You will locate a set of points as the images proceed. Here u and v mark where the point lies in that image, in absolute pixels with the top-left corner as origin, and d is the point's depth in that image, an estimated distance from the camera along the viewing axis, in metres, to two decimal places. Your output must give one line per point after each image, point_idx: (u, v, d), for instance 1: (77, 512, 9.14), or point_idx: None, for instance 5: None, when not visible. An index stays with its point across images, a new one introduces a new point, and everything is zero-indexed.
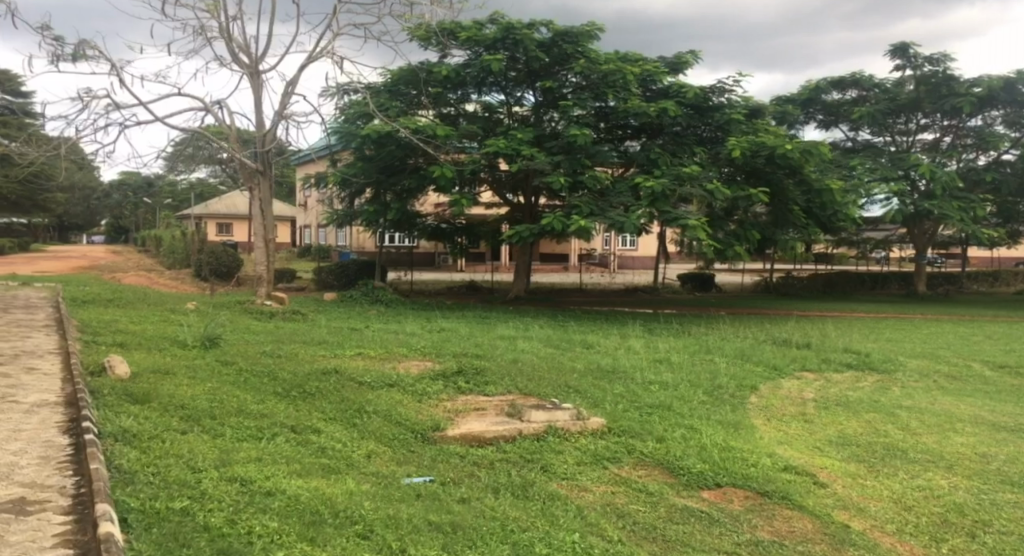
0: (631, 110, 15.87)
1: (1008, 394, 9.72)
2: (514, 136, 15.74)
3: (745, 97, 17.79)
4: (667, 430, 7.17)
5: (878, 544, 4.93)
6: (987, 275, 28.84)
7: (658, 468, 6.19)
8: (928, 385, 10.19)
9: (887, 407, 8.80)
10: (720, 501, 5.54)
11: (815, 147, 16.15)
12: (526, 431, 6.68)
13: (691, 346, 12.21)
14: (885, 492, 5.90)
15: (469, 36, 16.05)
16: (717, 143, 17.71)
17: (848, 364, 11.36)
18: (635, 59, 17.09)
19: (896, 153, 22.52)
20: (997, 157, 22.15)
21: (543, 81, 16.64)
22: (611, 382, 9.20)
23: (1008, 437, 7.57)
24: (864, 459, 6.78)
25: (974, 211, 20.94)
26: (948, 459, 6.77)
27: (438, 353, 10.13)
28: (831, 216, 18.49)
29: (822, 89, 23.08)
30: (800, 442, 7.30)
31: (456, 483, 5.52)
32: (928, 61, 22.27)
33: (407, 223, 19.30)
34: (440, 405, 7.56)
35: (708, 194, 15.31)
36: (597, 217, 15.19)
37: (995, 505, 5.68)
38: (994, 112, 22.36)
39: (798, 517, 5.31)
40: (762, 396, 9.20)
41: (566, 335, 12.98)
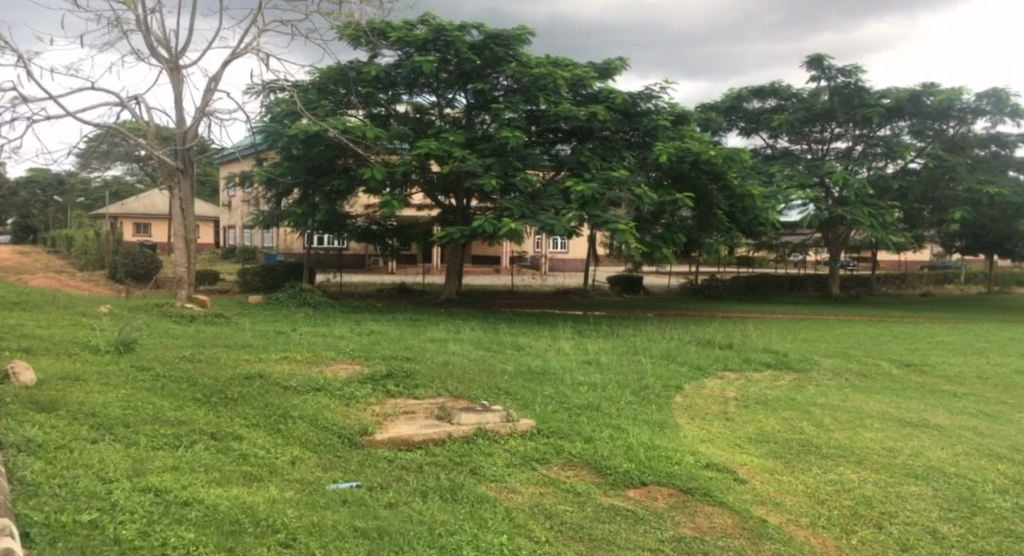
0: (562, 114, 16.04)
1: (913, 390, 10.29)
2: (445, 138, 15.70)
3: (671, 104, 18.26)
4: (595, 430, 7.28)
5: (793, 537, 5.13)
6: (895, 278, 30.40)
7: (585, 468, 6.28)
8: (841, 383, 10.68)
9: (803, 404, 9.18)
10: (645, 499, 5.66)
11: (737, 154, 16.69)
12: (456, 434, 6.66)
13: (619, 347, 12.45)
14: (800, 487, 6.15)
15: (399, 36, 15.91)
16: (645, 148, 18.10)
17: (767, 363, 11.78)
18: (565, 63, 17.29)
19: (813, 161, 23.50)
20: (904, 166, 23.30)
21: (475, 83, 16.65)
22: (541, 383, 9.30)
23: (913, 432, 8.01)
24: (781, 455, 7.04)
25: (884, 218, 22.04)
26: (858, 454, 7.11)
27: (367, 356, 10.03)
28: (752, 220, 19.15)
29: (744, 98, 23.91)
30: (722, 439, 7.54)
31: (385, 488, 5.47)
32: (841, 73, 23.28)
33: (337, 225, 19.01)
34: (369, 409, 7.47)
35: (636, 198, 15.62)
36: (528, 219, 15.31)
37: (900, 497, 5.99)
38: (901, 123, 23.50)
39: (719, 513, 5.47)
40: (687, 396, 9.45)
41: (497, 336, 13.03)
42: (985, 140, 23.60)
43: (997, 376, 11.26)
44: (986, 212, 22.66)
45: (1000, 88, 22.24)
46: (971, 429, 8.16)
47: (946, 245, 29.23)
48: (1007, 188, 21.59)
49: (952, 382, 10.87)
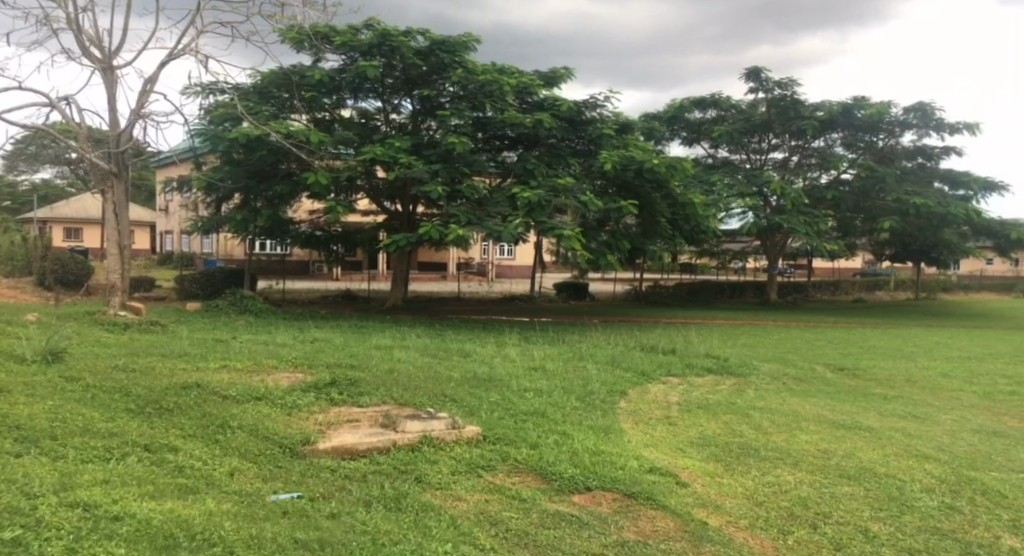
0: (508, 121, 16.10)
1: (846, 393, 10.64)
2: (391, 144, 15.59)
3: (616, 113, 18.54)
4: (541, 436, 7.32)
5: (732, 539, 5.25)
6: (829, 284, 31.44)
7: (531, 474, 6.30)
8: (778, 387, 10.98)
9: (743, 408, 9.40)
10: (589, 504, 5.71)
11: (679, 163, 17.02)
12: (400, 442, 6.60)
13: (565, 353, 12.54)
14: (740, 489, 6.29)
15: (343, 41, 15.73)
16: (590, 156, 18.33)
17: (709, 368, 12.03)
18: (511, 71, 17.38)
19: (752, 170, 24.15)
20: (837, 176, 24.11)
21: (420, 89, 16.59)
22: (487, 390, 9.28)
23: (846, 434, 8.28)
24: (721, 458, 7.19)
25: (819, 226, 22.76)
26: (795, 455, 7.32)
27: (310, 364, 9.86)
28: (694, 227, 19.56)
29: (685, 108, 24.45)
30: (665, 443, 7.66)
31: (327, 498, 5.38)
32: (778, 85, 23.99)
33: (279, 231, 18.67)
34: (312, 418, 7.34)
35: (581, 205, 15.78)
36: (474, 226, 15.30)
37: (834, 497, 6.18)
38: (834, 135, 24.43)
39: (661, 516, 5.55)
40: (631, 401, 9.57)
41: (443, 343, 12.98)
42: (912, 152, 24.60)
43: (923, 379, 11.74)
44: (913, 222, 23.60)
45: (925, 102, 23.20)
46: (899, 430, 8.49)
47: (877, 253, 30.34)
48: (932, 199, 22.52)
49: (882, 385, 11.28)
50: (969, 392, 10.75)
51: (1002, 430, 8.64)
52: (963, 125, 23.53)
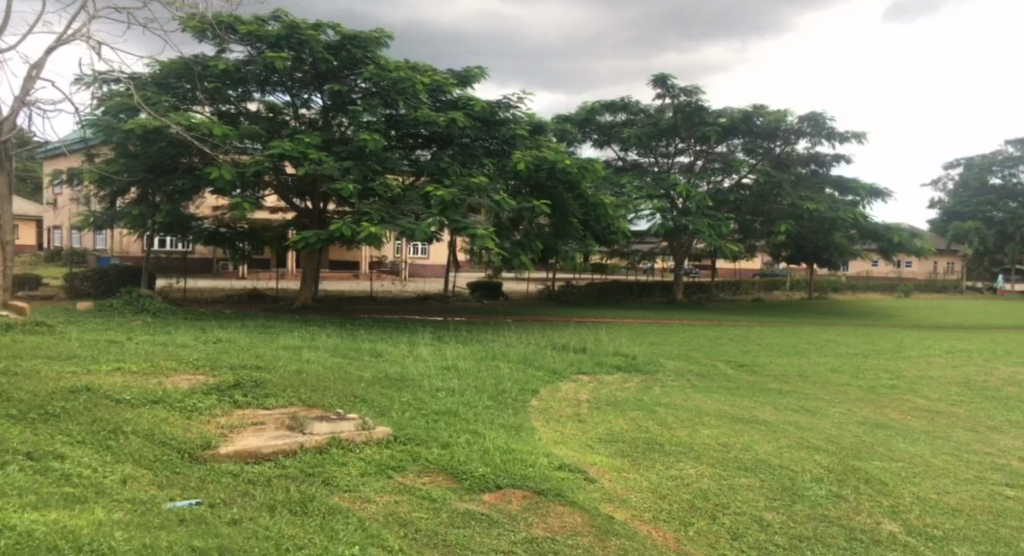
0: (421, 119, 15.98)
1: (745, 389, 11.12)
2: (300, 139, 15.21)
3: (529, 114, 18.73)
4: (452, 435, 7.31)
5: (636, 532, 5.40)
6: (732, 285, 32.74)
7: (441, 474, 6.28)
8: (683, 384, 11.37)
9: (649, 405, 9.68)
10: (499, 502, 5.75)
11: (590, 164, 17.33)
12: (308, 444, 6.45)
13: (477, 353, 12.56)
14: (644, 483, 6.48)
15: (249, 31, 15.22)
16: (503, 156, 18.42)
17: (618, 366, 12.32)
18: (424, 68, 17.26)
19: (659, 173, 24.90)
20: (739, 181, 25.10)
21: (331, 84, 16.24)
22: (398, 390, 9.18)
23: (744, 428, 8.65)
24: (627, 454, 7.37)
25: (722, 228, 23.65)
26: (697, 449, 7.60)
27: (213, 366, 9.51)
28: (605, 228, 19.98)
29: (596, 111, 24.99)
30: (574, 441, 7.79)
31: (228, 504, 5.21)
32: (684, 92, 24.77)
33: (180, 227, 17.91)
34: (213, 421, 7.08)
35: (495, 204, 15.82)
36: (386, 224, 15.09)
37: (733, 489, 6.44)
38: (735, 141, 25.49)
39: (570, 512, 5.65)
40: (543, 399, 9.68)
41: (354, 343, 12.76)
42: (807, 159, 25.89)
43: (815, 374, 12.39)
44: (808, 225, 24.83)
45: (818, 113, 24.32)
46: (793, 423, 8.95)
47: (775, 255, 31.80)
48: (823, 205, 23.79)
49: (778, 380, 11.86)
50: (856, 386, 11.43)
51: (884, 422, 9.24)
52: (852, 134, 24.93)
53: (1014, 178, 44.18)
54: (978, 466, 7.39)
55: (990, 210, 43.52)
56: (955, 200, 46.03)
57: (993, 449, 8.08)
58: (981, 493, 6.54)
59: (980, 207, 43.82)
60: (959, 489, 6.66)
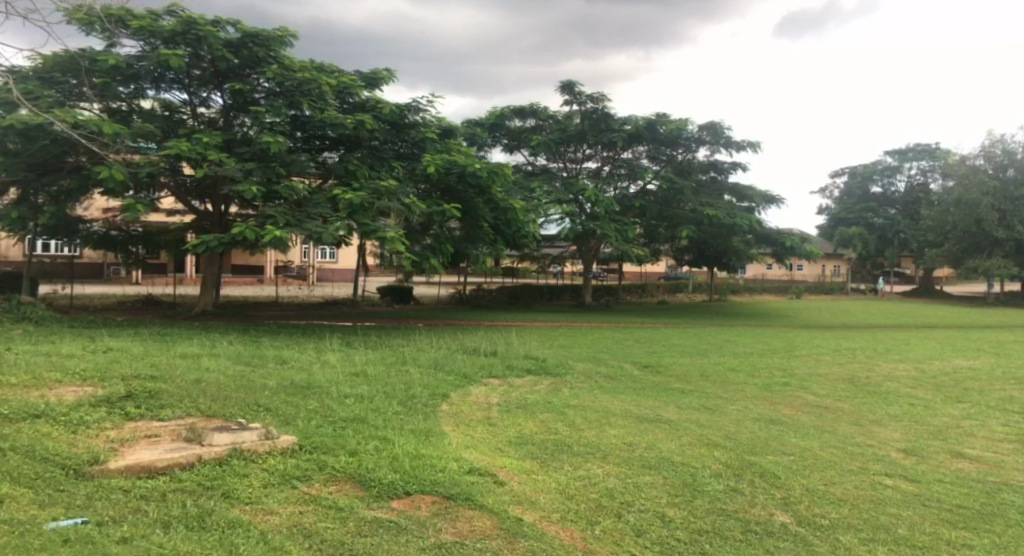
0: (328, 121, 15.66)
1: (650, 389, 11.45)
2: (199, 139, 14.64)
3: (438, 118, 18.68)
4: (361, 443, 7.18)
5: (545, 533, 5.46)
6: (638, 287, 33.63)
7: (349, 482, 6.16)
8: (591, 385, 11.59)
9: (559, 406, 9.81)
10: (408, 509, 5.70)
11: (499, 169, 17.44)
12: (206, 456, 6.19)
13: (387, 358, 12.38)
14: (553, 484, 6.56)
15: (142, 26, 14.54)
16: (413, 159, 18.31)
17: (528, 369, 12.43)
18: (330, 69, 16.94)
19: (567, 178, 25.34)
20: (644, 187, 25.91)
21: (231, 83, 15.69)
22: (305, 398, 8.95)
23: (650, 427, 8.90)
24: (537, 456, 7.46)
25: (628, 233, 24.27)
26: (604, 449, 7.76)
27: (102, 376, 8.99)
28: (515, 232, 20.14)
29: (506, 116, 25.22)
30: (484, 444, 7.80)
31: (117, 521, 4.95)
32: (590, 99, 25.30)
33: (67, 229, 16.88)
34: (102, 435, 6.70)
35: (405, 208, 15.67)
36: (292, 228, 14.67)
37: (637, 487, 6.62)
38: (640, 147, 26.27)
39: (479, 516, 5.66)
40: (452, 403, 9.66)
41: (257, 350, 12.36)
42: (706, 166, 26.90)
43: (715, 373, 12.88)
44: (708, 231, 25.79)
45: (716, 122, 25.31)
46: (694, 422, 9.27)
47: (678, 258, 32.85)
48: (722, 211, 24.74)
49: (680, 380, 12.26)
50: (752, 384, 11.97)
51: (777, 418, 9.70)
52: (747, 143, 26.09)
53: (892, 186, 47.31)
54: (862, 458, 7.87)
55: (872, 216, 46.48)
56: (841, 206, 48.86)
57: (874, 440, 8.63)
58: (864, 483, 6.96)
59: (863, 213, 46.72)
60: (844, 480, 7.07)
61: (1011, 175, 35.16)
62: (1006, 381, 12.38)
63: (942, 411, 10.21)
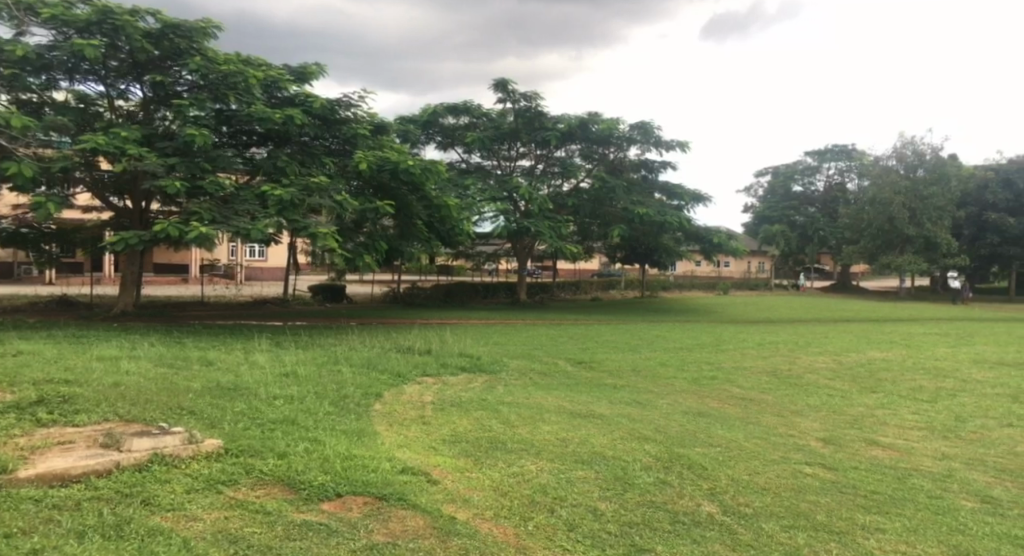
0: (255, 115, 15.26)
1: (583, 385, 11.58)
2: (117, 133, 14.06)
3: (370, 114, 18.43)
4: (290, 444, 7.03)
5: (478, 531, 5.46)
6: (571, 285, 33.96)
7: (277, 485, 6.02)
8: (525, 382, 11.64)
9: (493, 404, 9.82)
10: (339, 511, 5.60)
11: (433, 166, 17.33)
12: (124, 463, 5.94)
13: (319, 358, 12.16)
14: (487, 481, 6.57)
15: (54, 14, 13.86)
16: (344, 155, 18.03)
17: (462, 367, 12.40)
18: (257, 63, 16.52)
19: (502, 176, 25.38)
20: (577, 185, 26.19)
21: (152, 75, 15.10)
22: (231, 400, 8.70)
23: (582, 422, 9.00)
24: (470, 454, 7.44)
25: (561, 230, 24.49)
26: (537, 446, 7.81)
27: (11, 381, 8.53)
28: (449, 230, 20.06)
29: (439, 114, 25.13)
30: (418, 443, 7.74)
31: (27, 533, 4.72)
32: (523, 97, 25.41)
33: None
34: (10, 443, 6.35)
35: (337, 205, 15.40)
36: (218, 225, 14.23)
37: (570, 481, 6.68)
38: (573, 146, 26.55)
39: (412, 515, 5.61)
40: (385, 403, 9.55)
41: (181, 351, 11.95)
42: (637, 165, 27.33)
43: (646, 368, 13.11)
44: (639, 229, 26.24)
45: (646, 121, 25.76)
46: (625, 416, 9.42)
47: (610, 256, 33.33)
48: (653, 209, 25.21)
49: (613, 376, 12.44)
50: (681, 378, 12.25)
51: (705, 411, 9.95)
52: (676, 143, 26.66)
53: (812, 186, 49.16)
54: (783, 448, 8.16)
55: (793, 215, 48.20)
56: (764, 205, 50.47)
57: (795, 431, 8.95)
58: (785, 472, 7.21)
59: (786, 212, 48.39)
60: (767, 469, 7.31)
61: (921, 174, 37.03)
62: (916, 372, 13.02)
63: (858, 401, 10.67)
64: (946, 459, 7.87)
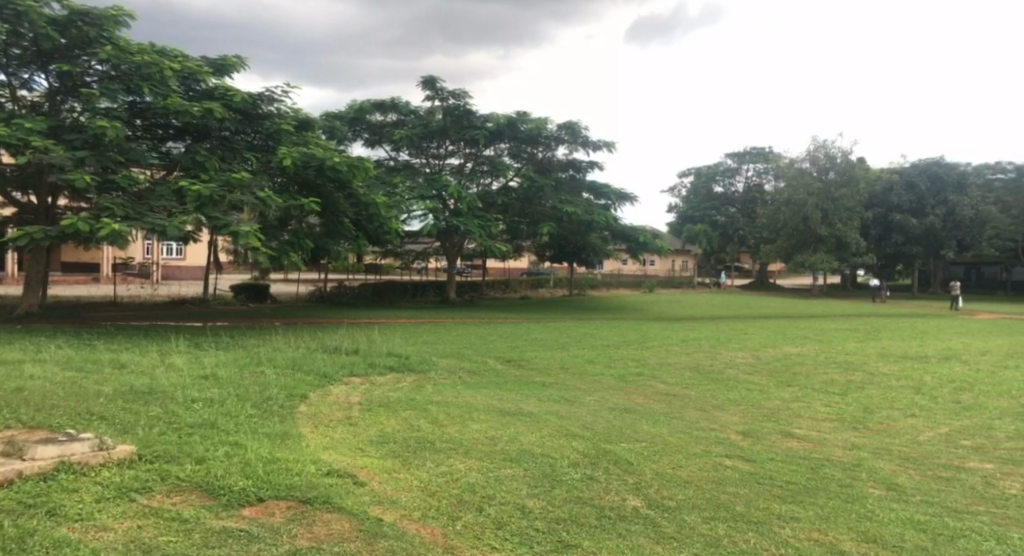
0: (171, 108, 14.69)
1: (512, 383, 11.62)
2: (19, 124, 13.30)
3: (294, 109, 18.02)
4: (209, 449, 6.79)
5: (406, 532, 5.39)
6: (501, 283, 34.04)
7: (195, 492, 5.80)
8: (454, 381, 11.60)
9: (421, 403, 9.74)
10: (261, 516, 5.44)
11: (360, 163, 17.07)
12: (27, 472, 5.62)
13: (241, 359, 11.80)
14: (415, 482, 6.50)
15: None
16: (267, 151, 17.58)
17: (391, 367, 12.26)
18: (173, 54, 15.92)
19: (431, 174, 25.24)
20: (506, 184, 26.24)
21: (57, 64, 14.35)
22: (146, 404, 8.35)
23: (511, 420, 9.03)
24: (398, 454, 7.36)
25: (491, 229, 24.49)
26: (466, 444, 7.78)
27: None
28: (377, 228, 19.81)
29: (366, 110, 24.82)
30: (344, 445, 7.60)
31: None
32: (452, 95, 25.32)
33: None
34: None
35: (259, 202, 14.96)
36: (132, 221, 13.63)
37: (499, 480, 6.69)
38: (502, 145, 26.63)
39: (337, 519, 5.50)
40: (311, 404, 9.35)
41: (92, 354, 11.39)
42: (565, 164, 27.63)
43: (574, 366, 13.25)
44: (567, 227, 26.52)
45: (574, 121, 26.03)
46: (553, 413, 9.50)
47: (539, 254, 33.56)
48: (581, 208, 25.52)
49: (541, 373, 12.54)
50: (608, 375, 12.45)
51: (631, 407, 10.12)
52: (603, 143, 27.05)
53: (732, 186, 50.69)
54: (705, 441, 8.38)
55: (715, 214, 49.66)
56: (687, 204, 51.77)
57: (717, 424, 9.22)
58: (707, 465, 7.41)
59: (708, 212, 49.80)
60: (690, 462, 7.49)
61: (832, 177, 38.68)
62: (828, 366, 13.61)
63: (775, 394, 11.07)
64: (855, 449, 8.25)
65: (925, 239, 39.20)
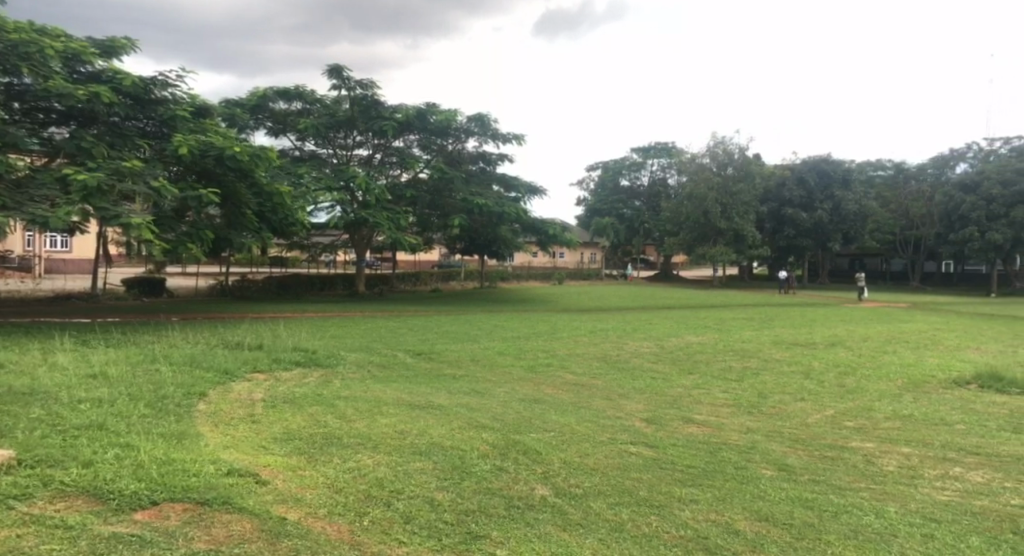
0: (53, 91, 13.77)
1: (422, 376, 11.53)
2: None
3: (190, 94, 17.25)
4: (98, 451, 6.42)
5: (310, 531, 5.25)
6: (411, 276, 33.70)
7: (82, 497, 5.47)
8: (363, 375, 11.40)
9: (328, 399, 9.52)
10: (154, 520, 5.18)
11: (263, 153, 16.53)
12: None
13: (134, 357, 11.21)
14: (320, 479, 6.35)
15: None
16: (161, 138, 16.75)
17: (297, 362, 11.94)
18: (55, 32, 14.91)
19: (338, 165, 24.70)
20: (416, 176, 26.01)
21: None
22: (27, 406, 7.81)
23: (421, 413, 8.96)
24: (304, 451, 7.17)
25: (400, 221, 24.17)
26: (375, 439, 7.67)
27: None
28: (282, 220, 19.24)
29: (269, 98, 24.08)
30: (246, 443, 7.34)
31: None
32: (359, 84, 24.87)
33: None
34: None
35: (154, 192, 14.26)
36: (9, 211, 12.70)
37: (407, 473, 6.63)
38: (411, 136, 26.37)
39: (237, 519, 5.30)
40: (210, 402, 9.00)
41: None
42: (475, 156, 27.62)
43: (483, 358, 13.28)
44: (478, 219, 26.50)
45: (484, 114, 26.05)
46: (464, 406, 9.48)
47: (449, 247, 33.40)
48: (491, 201, 25.56)
49: (451, 366, 12.51)
50: (518, 366, 12.54)
51: (540, 398, 10.22)
52: (512, 135, 27.17)
53: (638, 181, 51.96)
54: (610, 429, 8.56)
55: (621, 207, 50.91)
56: (595, 198, 52.67)
57: (622, 413, 9.44)
58: (612, 452, 7.58)
59: (614, 206, 50.90)
60: (596, 450, 7.64)
61: (730, 172, 40.13)
62: (727, 353, 14.16)
63: (677, 382, 11.43)
64: (751, 432, 8.63)
65: (816, 233, 41.28)
